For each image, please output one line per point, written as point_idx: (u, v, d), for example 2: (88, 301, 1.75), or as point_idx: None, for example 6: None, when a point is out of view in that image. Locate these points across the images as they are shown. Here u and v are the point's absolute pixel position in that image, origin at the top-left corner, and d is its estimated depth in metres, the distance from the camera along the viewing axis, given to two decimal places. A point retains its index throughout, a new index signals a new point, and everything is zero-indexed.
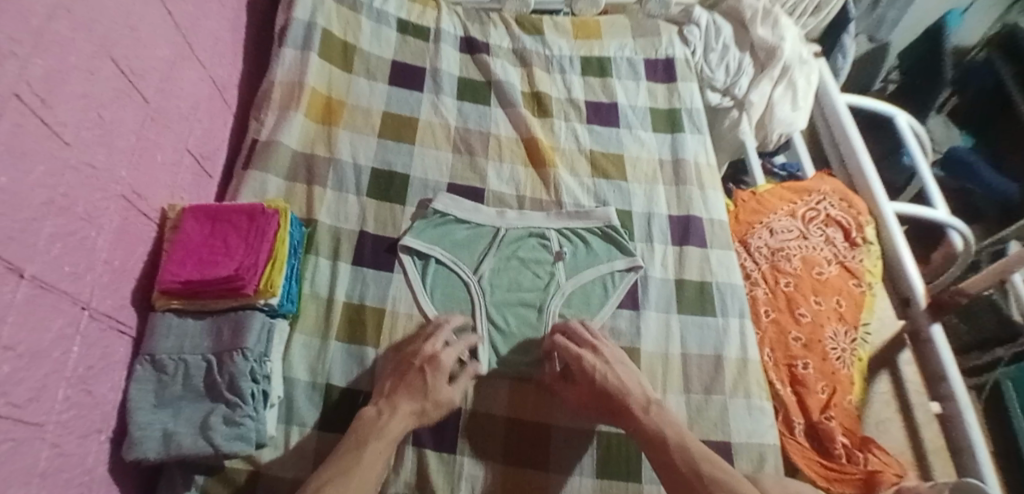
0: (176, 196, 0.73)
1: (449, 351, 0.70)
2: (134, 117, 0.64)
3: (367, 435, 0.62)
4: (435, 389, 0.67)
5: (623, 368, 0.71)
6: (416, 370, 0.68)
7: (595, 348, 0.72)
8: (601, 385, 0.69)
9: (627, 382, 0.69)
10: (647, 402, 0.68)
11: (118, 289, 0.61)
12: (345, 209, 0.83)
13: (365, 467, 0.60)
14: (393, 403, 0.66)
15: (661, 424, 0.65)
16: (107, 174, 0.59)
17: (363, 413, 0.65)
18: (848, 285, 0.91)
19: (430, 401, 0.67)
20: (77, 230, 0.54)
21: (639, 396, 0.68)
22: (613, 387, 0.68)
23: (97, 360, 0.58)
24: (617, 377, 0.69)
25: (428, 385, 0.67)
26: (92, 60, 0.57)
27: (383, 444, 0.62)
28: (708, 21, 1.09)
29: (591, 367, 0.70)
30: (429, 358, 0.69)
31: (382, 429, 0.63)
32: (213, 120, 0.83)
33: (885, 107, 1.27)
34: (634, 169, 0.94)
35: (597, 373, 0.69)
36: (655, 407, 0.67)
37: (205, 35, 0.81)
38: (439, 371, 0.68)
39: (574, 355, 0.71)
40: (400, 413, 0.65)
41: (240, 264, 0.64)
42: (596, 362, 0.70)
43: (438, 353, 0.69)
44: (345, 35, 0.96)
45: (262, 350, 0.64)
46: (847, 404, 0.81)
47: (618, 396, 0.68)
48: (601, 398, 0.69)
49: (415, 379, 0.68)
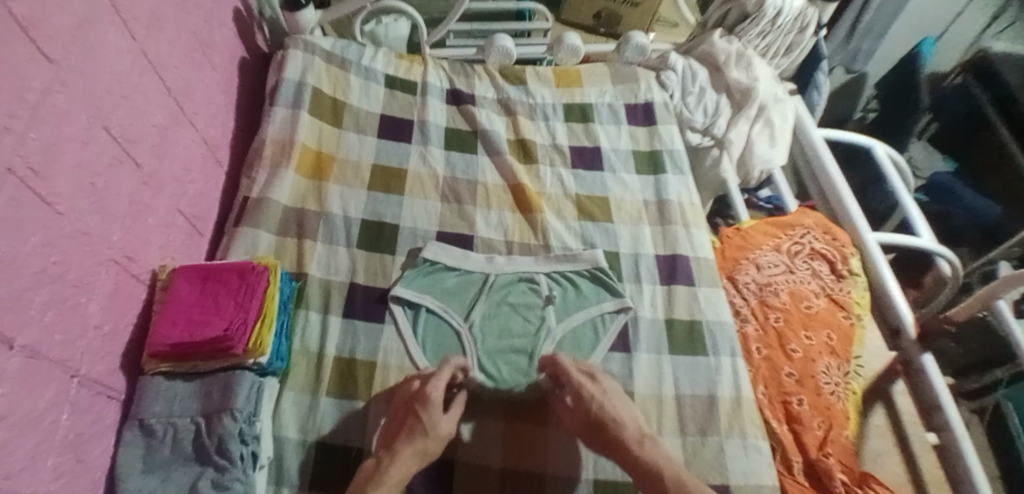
0: (168, 256, 0.74)
1: (437, 385, 0.68)
2: (128, 182, 0.66)
3: (367, 484, 0.61)
4: (434, 424, 0.66)
5: (619, 399, 0.71)
6: (409, 410, 0.67)
7: (593, 376, 0.72)
8: (594, 414, 0.68)
9: (622, 413, 0.68)
10: (641, 435, 0.66)
11: (109, 354, 0.61)
12: (335, 261, 0.84)
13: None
14: (394, 449, 0.64)
15: (654, 458, 0.64)
16: (100, 239, 0.60)
17: (363, 467, 0.64)
18: (838, 318, 0.92)
19: (431, 437, 0.65)
20: (70, 297, 0.55)
21: (633, 429, 0.67)
22: (608, 418, 0.68)
23: (88, 426, 0.57)
24: (613, 407, 0.69)
25: (424, 424, 0.66)
26: (88, 130, 0.59)
27: (391, 488, 0.61)
28: (684, 66, 1.13)
29: (590, 395, 0.69)
30: (418, 395, 0.68)
31: (383, 474, 0.62)
32: (205, 179, 0.85)
33: (863, 140, 1.30)
34: (620, 210, 0.96)
35: (594, 402, 0.69)
36: (650, 441, 0.66)
37: (198, 98, 0.84)
38: (430, 407, 0.66)
39: (574, 382, 0.71)
40: (405, 457, 0.64)
41: (230, 323, 0.65)
42: (595, 391, 0.70)
43: (426, 388, 0.68)
44: (334, 93, 0.99)
45: (251, 410, 0.65)
46: (844, 440, 0.80)
47: (609, 426, 0.67)
48: (594, 430, 0.68)
49: (411, 421, 0.66)
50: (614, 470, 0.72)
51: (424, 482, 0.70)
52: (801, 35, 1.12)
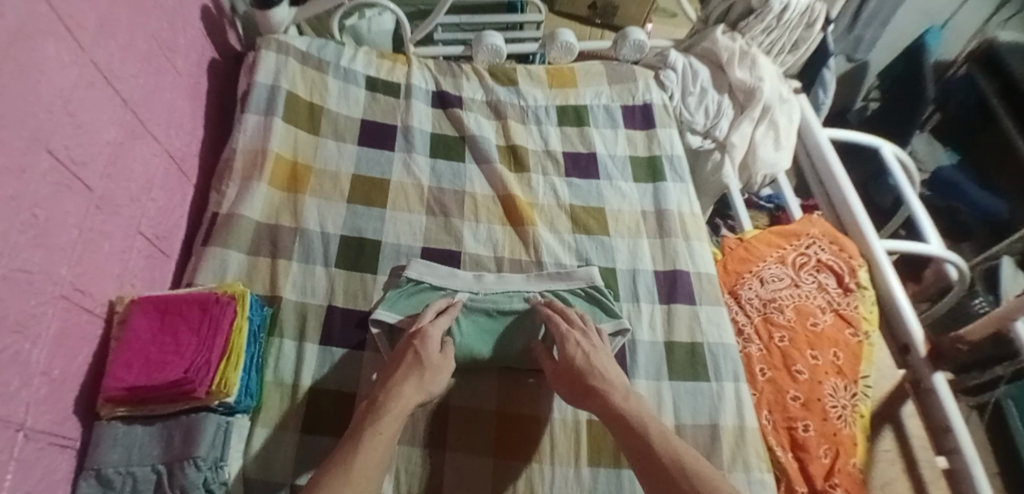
0: (128, 284, 0.69)
1: (435, 325, 0.72)
2: (76, 209, 0.60)
3: (365, 422, 0.60)
4: (430, 358, 0.68)
5: (607, 357, 0.71)
6: (407, 347, 0.69)
7: (585, 331, 0.73)
8: (579, 363, 0.69)
9: (608, 368, 0.69)
10: (625, 392, 0.66)
11: (58, 401, 0.56)
12: (312, 282, 0.78)
13: (364, 453, 0.57)
14: (392, 383, 0.65)
15: (637, 410, 0.64)
16: (44, 277, 0.54)
17: (361, 406, 0.64)
18: (844, 335, 0.87)
19: (427, 368, 0.67)
20: (11, 345, 0.49)
21: (618, 386, 0.67)
22: (594, 369, 0.68)
23: (36, 483, 0.52)
24: (600, 361, 0.69)
25: (419, 353, 0.68)
26: (26, 155, 0.53)
27: (398, 412, 0.62)
28: (684, 65, 1.07)
29: (577, 345, 0.70)
30: (416, 334, 0.70)
31: (383, 406, 0.62)
32: (169, 196, 0.79)
33: (870, 140, 1.24)
34: (616, 222, 0.91)
35: (580, 352, 0.70)
36: (633, 396, 0.66)
37: (159, 106, 0.78)
38: (427, 341, 0.69)
39: (562, 330, 0.72)
40: (406, 391, 0.64)
41: (192, 364, 0.60)
42: (582, 340, 0.71)
43: (425, 327, 0.71)
44: (311, 97, 0.93)
45: (217, 455, 0.60)
46: (851, 469, 0.76)
47: (595, 378, 0.67)
48: (577, 380, 0.68)
49: (410, 356, 0.68)
50: None
51: None
52: (808, 31, 1.06)
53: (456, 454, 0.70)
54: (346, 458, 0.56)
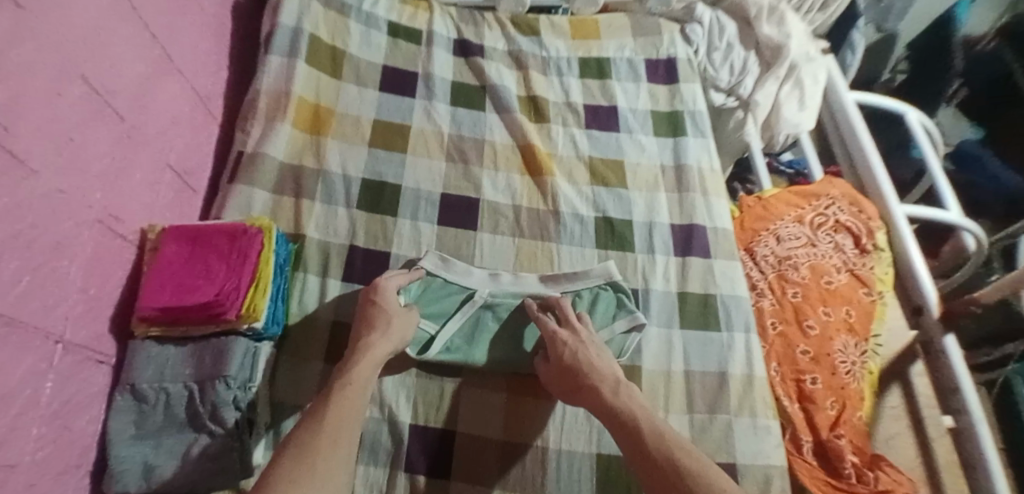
0: (158, 215, 0.71)
1: (389, 278, 0.71)
2: (109, 137, 0.61)
3: (337, 375, 0.60)
4: (388, 308, 0.68)
5: (597, 350, 0.69)
6: (366, 303, 0.68)
7: (573, 328, 0.70)
8: (568, 362, 0.67)
9: (598, 361, 0.67)
10: (616, 385, 0.64)
11: (94, 319, 0.59)
12: (334, 222, 0.80)
13: (333, 412, 0.56)
14: (359, 342, 0.64)
15: (627, 404, 0.61)
16: (79, 200, 0.56)
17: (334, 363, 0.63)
18: (858, 294, 0.88)
19: (391, 319, 0.67)
20: (48, 261, 0.52)
21: (609, 379, 0.65)
22: (581, 365, 0.66)
23: (73, 393, 0.55)
24: (588, 354, 0.67)
25: (384, 313, 0.67)
26: (61, 81, 0.54)
27: (366, 368, 0.61)
28: (711, 19, 1.05)
29: (563, 341, 0.68)
30: (372, 288, 0.70)
31: (350, 362, 0.62)
32: (196, 133, 0.80)
33: (893, 104, 1.21)
34: (634, 175, 0.91)
35: (568, 350, 0.68)
36: (624, 389, 0.63)
37: (185, 44, 0.78)
38: (383, 293, 0.69)
39: (550, 329, 0.70)
40: (375, 342, 0.64)
41: (222, 289, 0.63)
42: (570, 339, 0.69)
43: (379, 282, 0.70)
44: (333, 40, 0.93)
45: (245, 377, 0.63)
46: (857, 421, 0.78)
47: (585, 375, 0.65)
48: (569, 378, 0.66)
49: (376, 314, 0.67)
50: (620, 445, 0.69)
51: (423, 453, 0.68)
52: None
53: (471, 389, 0.72)
54: (316, 414, 0.56)
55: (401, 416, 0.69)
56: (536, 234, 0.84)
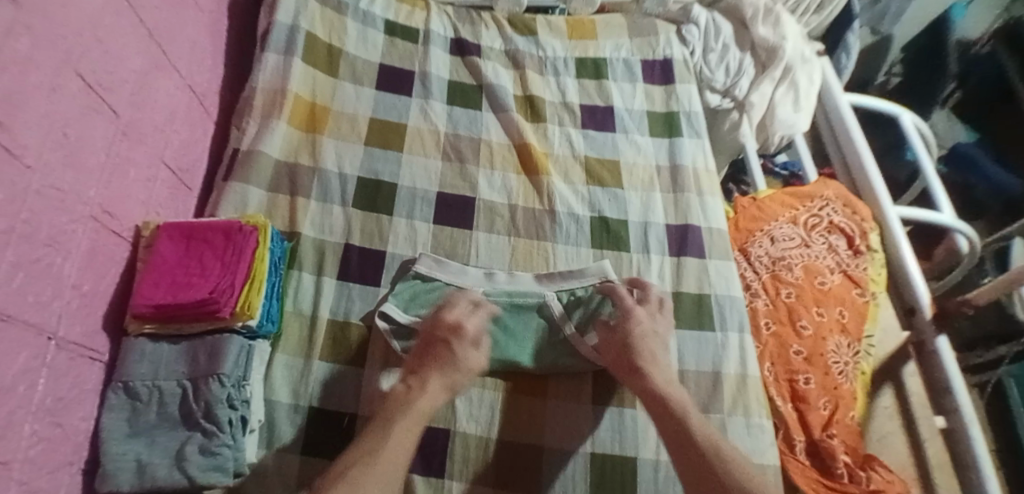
0: (152, 212, 0.70)
1: (472, 321, 0.69)
2: (104, 133, 0.61)
3: (395, 413, 0.61)
4: (463, 358, 0.67)
5: (659, 334, 0.70)
6: (441, 341, 0.67)
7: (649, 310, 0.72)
8: (632, 340, 0.68)
9: (657, 349, 0.69)
10: (671, 379, 0.66)
11: (88, 315, 0.59)
12: (329, 220, 0.80)
13: (388, 451, 0.57)
14: (422, 379, 0.64)
15: (681, 398, 0.64)
16: (74, 195, 0.56)
17: (393, 393, 0.63)
18: (851, 295, 0.88)
19: (459, 370, 0.66)
20: (42, 257, 0.52)
21: (667, 372, 0.67)
22: (645, 346, 0.68)
23: (67, 390, 0.55)
24: (649, 337, 0.69)
25: (455, 352, 0.66)
26: (56, 76, 0.54)
27: (422, 413, 0.61)
28: (707, 21, 1.05)
29: (637, 319, 0.70)
30: (452, 328, 0.68)
31: (411, 405, 0.61)
32: (191, 130, 0.80)
33: (886, 107, 1.22)
34: (630, 175, 0.91)
35: (639, 328, 0.69)
36: (676, 385, 0.66)
37: (181, 41, 0.78)
38: (463, 339, 0.67)
39: (627, 305, 0.72)
40: (432, 386, 0.64)
41: (216, 286, 0.62)
42: (644, 318, 0.71)
43: (461, 323, 0.69)
44: (329, 38, 0.93)
45: (239, 375, 0.62)
46: (849, 421, 0.78)
47: (646, 358, 0.67)
48: (624, 355, 0.68)
49: (445, 355, 0.66)
50: (613, 444, 0.70)
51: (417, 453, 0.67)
52: None
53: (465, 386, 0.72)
54: (371, 447, 0.57)
55: None
56: (532, 233, 0.84)
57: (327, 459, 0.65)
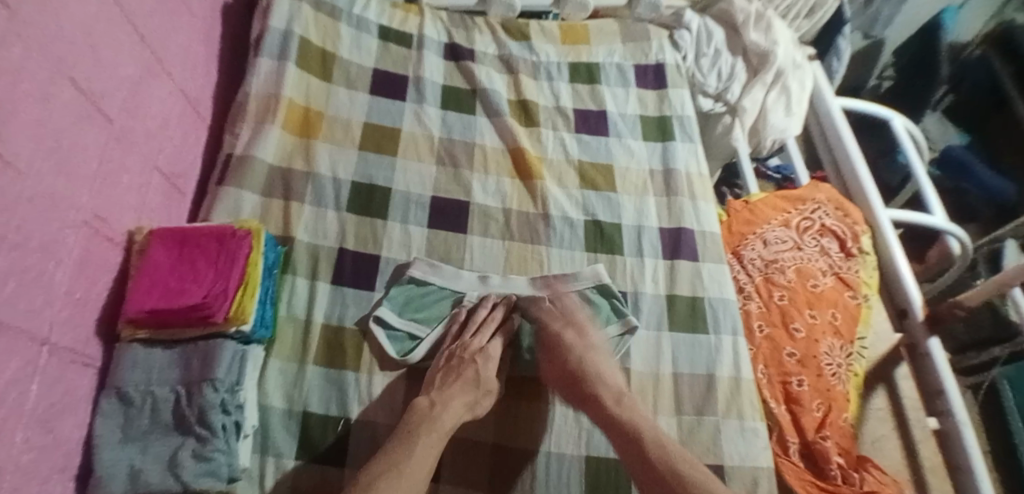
0: (145, 218, 0.70)
1: (494, 346, 0.72)
2: (96, 140, 0.61)
3: (421, 426, 0.62)
4: (484, 379, 0.69)
5: (606, 355, 0.72)
6: (467, 362, 0.70)
7: (581, 331, 0.73)
8: (571, 367, 0.70)
9: (604, 370, 0.70)
10: (619, 394, 0.68)
11: (80, 322, 0.58)
12: (324, 225, 0.80)
13: (412, 466, 0.58)
14: (446, 396, 0.66)
15: (632, 414, 0.65)
16: (66, 202, 0.56)
17: (416, 405, 0.64)
18: (843, 297, 0.89)
19: (480, 391, 0.68)
20: (34, 264, 0.51)
21: (613, 389, 0.68)
22: (588, 371, 0.69)
23: (59, 397, 0.55)
24: (596, 360, 0.71)
25: (479, 374, 0.69)
26: (48, 83, 0.54)
27: (445, 430, 0.63)
28: (699, 26, 1.06)
29: (569, 345, 0.71)
30: (477, 352, 0.71)
31: (436, 420, 0.63)
32: (185, 136, 0.80)
33: (879, 111, 1.23)
34: (623, 179, 0.92)
35: (575, 356, 0.70)
36: (626, 399, 0.67)
37: (175, 48, 0.78)
38: (485, 362, 0.70)
39: (557, 333, 0.73)
40: (455, 403, 0.65)
41: (209, 291, 0.63)
42: (576, 343, 0.72)
43: (484, 347, 0.72)
44: (324, 44, 0.94)
45: (233, 380, 0.62)
46: (842, 423, 0.79)
47: (592, 381, 0.68)
48: (572, 381, 0.69)
49: (467, 373, 0.69)
50: (607, 447, 0.70)
51: None
52: None
53: None
54: (394, 461, 0.58)
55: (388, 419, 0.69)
56: (526, 237, 0.84)
57: (332, 467, 0.66)
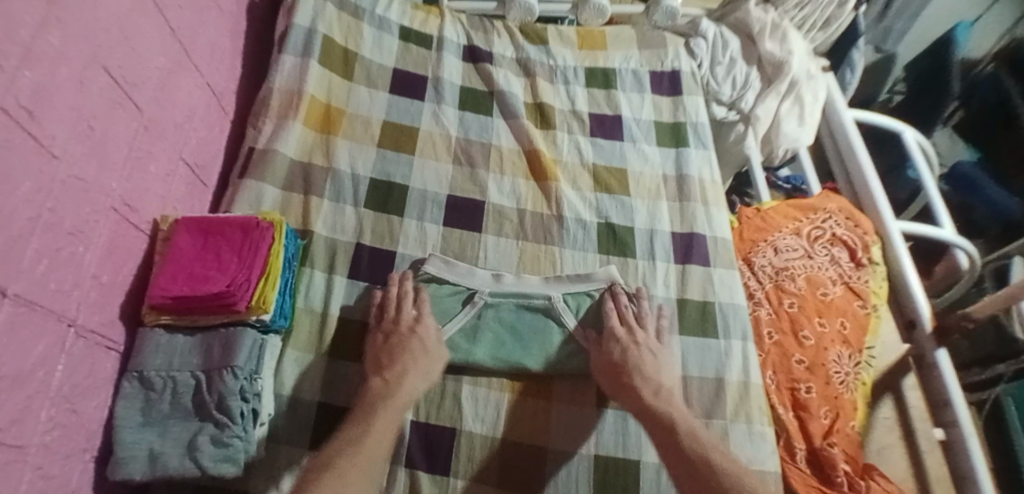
0: (170, 207, 0.72)
1: (428, 314, 0.73)
2: (126, 128, 0.62)
3: (376, 405, 0.63)
4: (428, 347, 0.70)
5: (650, 351, 0.73)
6: (408, 334, 0.70)
7: (630, 328, 0.74)
8: (615, 357, 0.71)
9: (646, 363, 0.71)
10: (658, 389, 0.68)
11: (106, 305, 0.60)
12: (341, 220, 0.81)
13: (372, 441, 0.60)
14: (397, 371, 0.67)
15: (668, 407, 0.66)
16: (97, 188, 0.57)
17: (373, 388, 0.65)
18: (852, 306, 0.90)
19: (430, 359, 0.69)
20: (65, 246, 0.53)
21: (651, 383, 0.69)
22: (630, 363, 0.70)
23: (83, 378, 0.56)
24: (640, 355, 0.71)
25: (425, 344, 0.70)
26: (84, 70, 0.55)
27: (404, 403, 0.65)
28: (716, 34, 1.07)
29: (619, 339, 0.73)
30: (416, 322, 0.72)
31: (391, 396, 0.64)
32: (209, 128, 0.82)
33: (890, 123, 1.23)
34: (637, 183, 0.93)
35: (623, 350, 0.72)
36: (665, 394, 0.68)
37: (202, 41, 0.80)
38: (424, 331, 0.71)
39: (610, 327, 0.74)
40: (409, 377, 0.67)
41: (233, 280, 0.64)
42: (625, 337, 0.73)
43: (421, 316, 0.72)
44: (346, 42, 0.95)
45: (252, 368, 0.63)
46: (849, 430, 0.79)
47: (630, 371, 0.70)
48: (616, 373, 0.70)
49: (412, 343, 0.69)
50: (616, 447, 0.71)
51: (422, 447, 0.68)
52: (840, 9, 1.07)
53: (472, 385, 0.73)
54: (354, 441, 0.60)
55: None
56: (540, 237, 0.85)
57: None
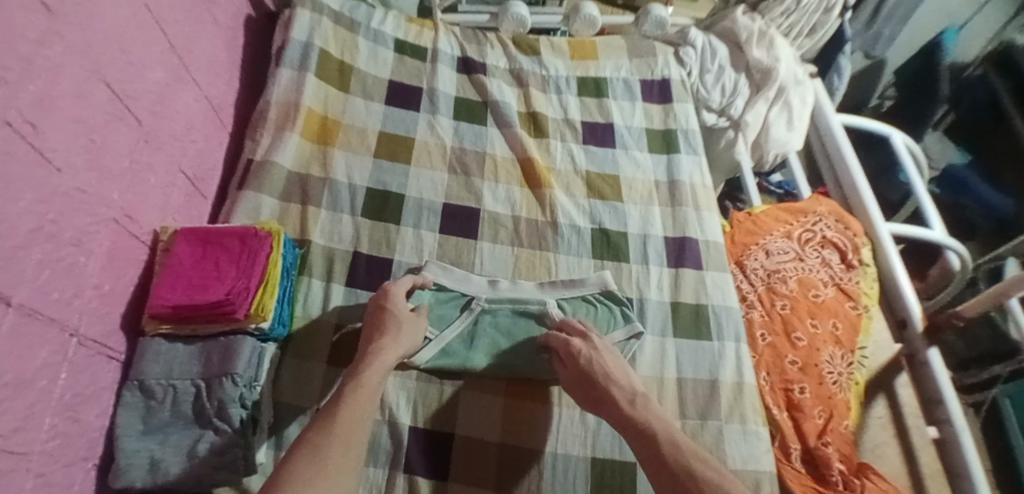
0: (169, 217, 0.73)
1: (399, 286, 0.73)
2: (127, 141, 0.64)
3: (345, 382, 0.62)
4: (398, 316, 0.70)
5: (612, 357, 0.71)
6: (380, 310, 0.70)
7: (584, 336, 0.72)
8: (585, 367, 0.69)
9: (611, 366, 0.69)
10: (632, 396, 0.66)
11: (107, 315, 0.61)
12: (339, 229, 0.83)
13: (343, 413, 0.58)
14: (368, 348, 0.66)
15: (646, 414, 0.63)
16: (98, 199, 0.58)
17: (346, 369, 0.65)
18: (844, 307, 0.91)
19: (401, 326, 0.69)
20: (67, 256, 0.54)
21: (626, 389, 0.66)
22: (595, 372, 0.68)
23: (85, 386, 0.57)
24: (603, 363, 0.69)
25: (395, 318, 0.70)
26: (84, 84, 0.56)
27: (375, 373, 0.63)
28: (704, 43, 1.09)
29: (577, 350, 0.70)
30: (383, 296, 0.72)
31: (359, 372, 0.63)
32: (207, 140, 0.83)
33: (879, 127, 1.25)
34: (629, 190, 0.94)
35: (584, 357, 0.70)
36: (640, 400, 0.65)
37: (199, 55, 0.81)
38: (392, 302, 0.71)
39: (563, 337, 0.72)
40: (381, 347, 0.66)
41: (231, 288, 0.65)
42: (584, 347, 0.71)
43: (389, 288, 0.73)
44: (342, 55, 0.97)
45: (251, 375, 0.64)
46: (843, 430, 0.80)
47: (599, 383, 0.67)
48: (585, 384, 0.68)
49: (386, 320, 0.69)
50: (613, 449, 0.71)
51: (421, 452, 0.69)
52: (826, 16, 1.09)
53: (469, 391, 0.74)
54: (326, 416, 0.58)
55: (401, 418, 0.70)
56: (535, 244, 0.87)
57: None
